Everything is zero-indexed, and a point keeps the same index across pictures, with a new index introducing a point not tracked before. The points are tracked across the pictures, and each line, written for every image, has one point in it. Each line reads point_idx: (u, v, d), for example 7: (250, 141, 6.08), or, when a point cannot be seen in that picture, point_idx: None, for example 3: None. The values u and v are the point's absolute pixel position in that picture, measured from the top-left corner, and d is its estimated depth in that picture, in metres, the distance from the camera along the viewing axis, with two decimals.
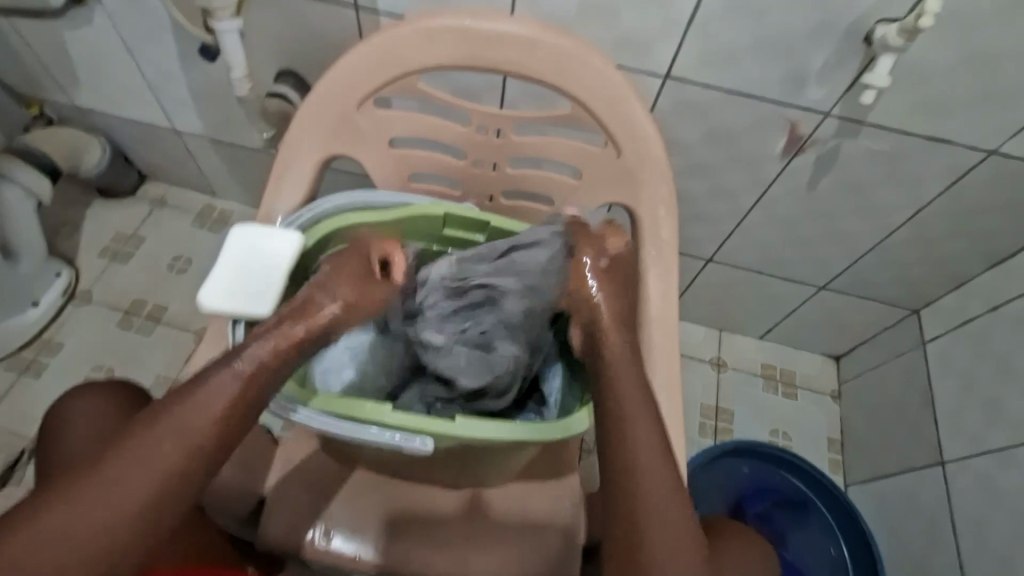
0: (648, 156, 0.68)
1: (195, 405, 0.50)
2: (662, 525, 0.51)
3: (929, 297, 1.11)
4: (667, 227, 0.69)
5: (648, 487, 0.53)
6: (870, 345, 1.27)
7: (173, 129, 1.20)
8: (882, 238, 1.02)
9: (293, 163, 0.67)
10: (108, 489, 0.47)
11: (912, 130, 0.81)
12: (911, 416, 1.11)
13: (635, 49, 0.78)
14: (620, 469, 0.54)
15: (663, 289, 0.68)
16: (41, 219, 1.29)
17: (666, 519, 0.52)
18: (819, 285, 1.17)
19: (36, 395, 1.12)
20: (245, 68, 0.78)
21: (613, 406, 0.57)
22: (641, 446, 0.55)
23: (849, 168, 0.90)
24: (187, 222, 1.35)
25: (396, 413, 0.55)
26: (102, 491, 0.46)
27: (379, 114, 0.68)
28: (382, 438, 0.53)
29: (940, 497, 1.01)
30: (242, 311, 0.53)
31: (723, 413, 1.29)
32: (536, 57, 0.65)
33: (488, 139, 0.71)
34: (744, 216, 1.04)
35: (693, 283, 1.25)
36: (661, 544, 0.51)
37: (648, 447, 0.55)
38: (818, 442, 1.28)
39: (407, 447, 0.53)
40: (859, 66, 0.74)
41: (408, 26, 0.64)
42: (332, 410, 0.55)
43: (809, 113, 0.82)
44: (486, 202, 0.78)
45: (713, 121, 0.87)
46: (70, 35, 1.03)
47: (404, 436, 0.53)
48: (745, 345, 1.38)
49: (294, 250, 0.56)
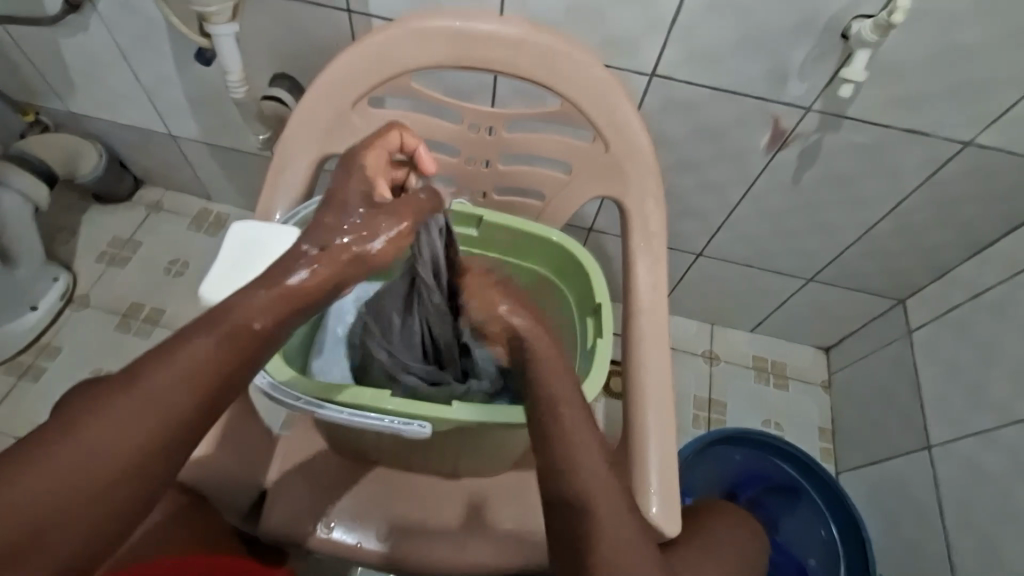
0: (636, 150, 0.70)
1: (184, 357, 0.47)
2: (607, 524, 0.49)
3: (913, 287, 1.14)
4: (654, 219, 0.71)
5: (588, 487, 0.50)
6: (858, 335, 1.29)
7: (169, 133, 1.22)
8: (866, 229, 1.04)
9: (290, 162, 0.69)
10: (91, 452, 0.44)
11: (891, 123, 0.84)
12: (899, 403, 1.13)
13: (622, 48, 0.80)
14: (559, 472, 0.51)
15: (652, 278, 0.70)
16: (38, 225, 1.30)
17: (612, 518, 0.49)
18: (807, 277, 1.19)
19: (35, 398, 1.13)
20: (241, 71, 0.80)
21: (544, 403, 0.53)
22: (576, 443, 0.52)
23: (832, 160, 0.92)
24: (183, 226, 1.36)
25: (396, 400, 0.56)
26: (80, 449, 0.43)
27: (373, 113, 0.70)
28: (382, 423, 0.54)
29: (928, 481, 1.03)
30: None
31: (716, 405, 1.32)
32: (525, 56, 0.67)
33: (480, 137, 0.73)
34: (732, 210, 1.07)
35: (685, 278, 1.28)
36: (604, 536, 0.48)
37: (582, 444, 0.52)
38: (810, 432, 1.30)
39: (404, 431, 0.54)
40: (838, 61, 0.77)
41: (400, 27, 0.65)
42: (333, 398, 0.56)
43: (792, 108, 0.85)
44: (480, 198, 0.80)
45: (699, 117, 0.89)
46: (66, 41, 1.04)
47: (402, 421, 0.54)
48: (736, 338, 1.40)
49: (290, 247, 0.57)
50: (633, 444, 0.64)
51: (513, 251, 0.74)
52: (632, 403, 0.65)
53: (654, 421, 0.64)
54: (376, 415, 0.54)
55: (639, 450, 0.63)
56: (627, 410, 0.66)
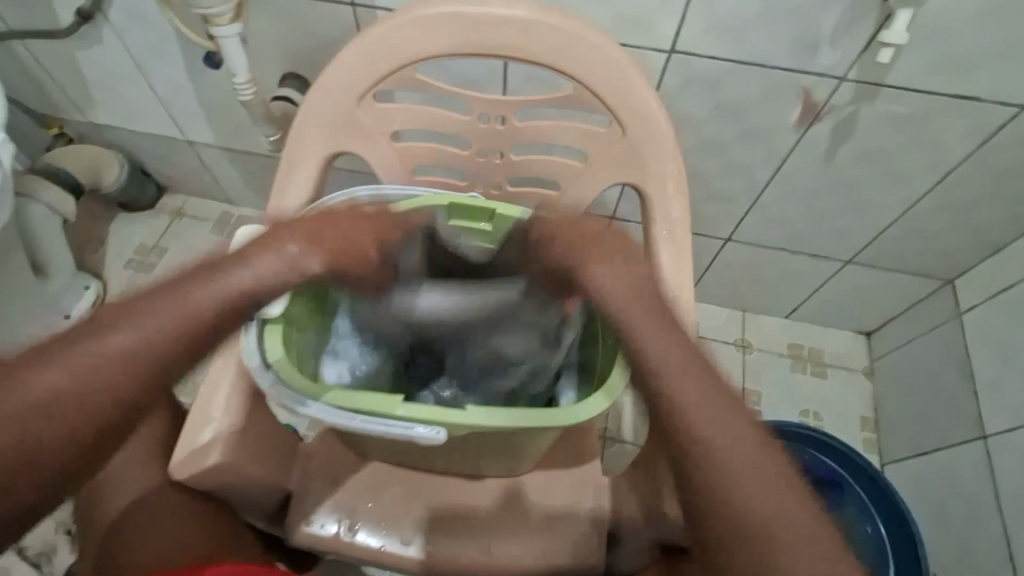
0: (655, 135, 0.66)
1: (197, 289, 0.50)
2: (763, 505, 0.45)
3: (963, 267, 1.07)
4: (678, 206, 0.67)
5: (731, 482, 0.46)
6: (903, 319, 1.22)
7: (186, 140, 1.22)
8: (907, 207, 0.98)
9: (297, 162, 0.67)
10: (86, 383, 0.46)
11: (935, 90, 0.78)
12: (948, 391, 1.06)
13: (637, 25, 0.76)
14: (675, 413, 0.49)
15: (677, 268, 0.66)
16: (68, 236, 1.33)
17: (728, 459, 0.46)
18: (844, 259, 1.13)
19: None
20: (247, 72, 0.78)
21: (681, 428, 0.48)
22: (705, 425, 0.48)
23: (869, 133, 0.86)
24: (207, 231, 1.37)
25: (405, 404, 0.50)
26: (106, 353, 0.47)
27: (382, 108, 0.68)
28: (390, 430, 0.49)
29: (983, 473, 0.96)
30: (252, 312, 0.53)
31: (750, 395, 1.27)
32: (535, 39, 0.63)
33: (491, 127, 0.70)
34: (761, 192, 1.01)
35: (713, 264, 1.22)
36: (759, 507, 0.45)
37: (716, 418, 0.48)
38: (851, 422, 1.24)
39: (416, 437, 0.49)
40: (875, 24, 0.71)
41: (399, 19, 0.63)
42: (324, 399, 0.51)
43: (823, 79, 0.79)
44: (494, 192, 0.76)
45: (722, 94, 0.84)
46: (83, 54, 1.05)
47: (412, 427, 0.49)
48: (769, 325, 1.34)
49: (296, 252, 0.55)
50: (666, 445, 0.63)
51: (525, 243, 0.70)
52: None
53: None
54: (386, 422, 0.49)
55: None
56: (656, 406, 0.64)
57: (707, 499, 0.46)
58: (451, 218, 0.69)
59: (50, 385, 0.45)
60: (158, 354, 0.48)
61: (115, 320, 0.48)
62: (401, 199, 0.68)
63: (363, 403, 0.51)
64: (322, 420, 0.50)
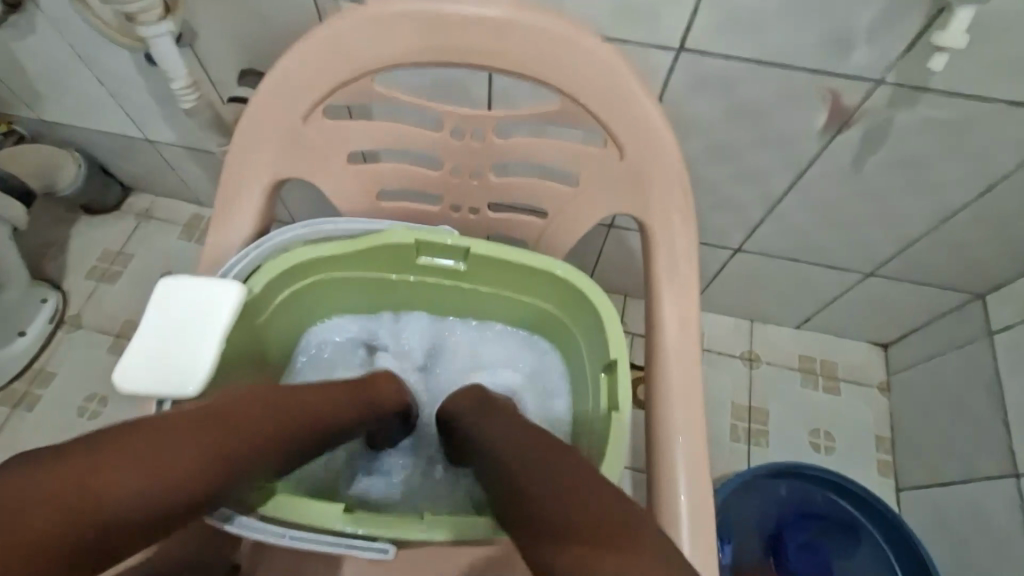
0: (659, 158, 0.56)
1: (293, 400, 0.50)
2: (572, 478, 0.41)
3: (996, 282, 0.97)
4: (683, 240, 0.57)
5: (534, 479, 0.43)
6: (925, 332, 1.13)
7: (146, 138, 1.12)
8: (940, 219, 0.87)
9: (238, 188, 0.57)
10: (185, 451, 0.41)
11: (987, 94, 0.67)
12: (974, 417, 0.98)
13: (641, 20, 0.65)
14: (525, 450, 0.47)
15: (681, 315, 0.57)
16: (26, 241, 1.24)
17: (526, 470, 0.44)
18: (865, 271, 1.03)
19: (31, 429, 1.08)
20: (186, 77, 0.68)
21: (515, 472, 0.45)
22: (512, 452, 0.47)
23: (904, 141, 0.75)
24: (175, 235, 1.28)
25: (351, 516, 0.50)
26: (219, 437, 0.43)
27: (335, 125, 0.57)
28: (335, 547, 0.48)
29: (1013, 512, 0.88)
30: (165, 389, 0.44)
31: (757, 413, 1.18)
32: (516, 43, 0.53)
33: (466, 145, 0.60)
34: (776, 202, 0.91)
35: (720, 274, 1.13)
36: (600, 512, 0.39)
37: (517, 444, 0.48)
38: (865, 442, 1.16)
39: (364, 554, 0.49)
40: (923, 20, 0.60)
41: (352, 19, 0.52)
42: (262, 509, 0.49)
43: (855, 81, 0.68)
44: (471, 217, 0.66)
45: (737, 98, 0.73)
46: (21, 46, 0.94)
47: (361, 544, 0.49)
48: (779, 336, 1.25)
49: (231, 308, 0.47)
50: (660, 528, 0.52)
51: (507, 283, 0.61)
52: (657, 479, 0.53)
53: (688, 494, 0.52)
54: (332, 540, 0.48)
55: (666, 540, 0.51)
56: (651, 482, 0.54)
57: (524, 505, 0.42)
58: (421, 256, 0.59)
59: (183, 448, 0.40)
60: (268, 447, 0.46)
61: (244, 406, 0.46)
62: (361, 234, 0.58)
63: (307, 514, 0.49)
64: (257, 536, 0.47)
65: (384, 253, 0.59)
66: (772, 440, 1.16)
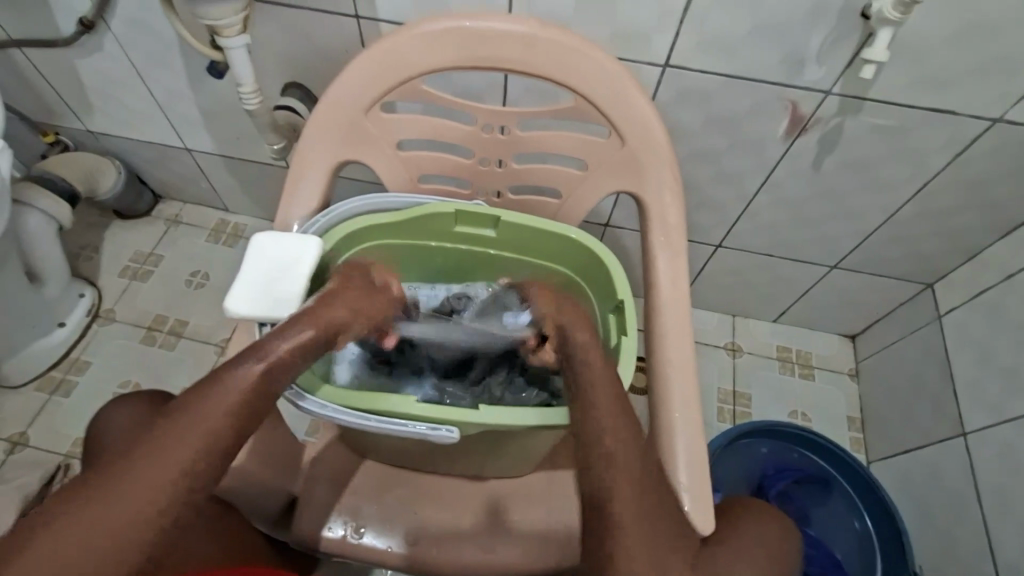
0: (651, 144, 0.68)
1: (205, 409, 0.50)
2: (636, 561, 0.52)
3: (942, 271, 1.11)
4: (674, 213, 0.70)
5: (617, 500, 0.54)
6: (886, 322, 1.26)
7: (185, 147, 1.23)
8: (889, 214, 1.02)
9: (306, 169, 0.68)
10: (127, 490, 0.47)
11: (912, 103, 0.82)
12: (929, 391, 1.10)
13: (634, 41, 0.79)
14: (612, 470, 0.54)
15: (673, 273, 0.69)
16: (63, 243, 1.33)
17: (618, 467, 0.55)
18: (831, 264, 1.17)
19: (68, 413, 1.15)
20: (253, 82, 0.80)
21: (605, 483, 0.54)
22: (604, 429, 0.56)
23: (853, 144, 0.90)
24: (202, 238, 1.37)
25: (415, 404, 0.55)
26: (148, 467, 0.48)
27: (388, 118, 0.70)
28: (408, 429, 0.54)
29: (963, 469, 1.00)
30: (265, 314, 0.55)
31: (740, 397, 1.30)
32: (538, 53, 0.66)
33: (493, 137, 0.72)
34: (750, 200, 1.05)
35: (704, 270, 1.26)
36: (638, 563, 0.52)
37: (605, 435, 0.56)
38: (839, 422, 1.28)
39: (433, 436, 0.54)
40: (858, 42, 0.75)
41: (406, 32, 0.65)
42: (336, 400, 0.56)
43: (809, 93, 0.83)
44: (494, 199, 0.78)
45: (714, 107, 0.88)
46: (83, 63, 1.06)
47: (429, 427, 0.54)
48: (759, 329, 1.38)
49: (312, 256, 0.58)
50: (660, 443, 0.63)
51: (529, 250, 0.73)
52: (657, 404, 0.64)
53: (680, 412, 0.63)
54: (401, 421, 0.54)
55: (666, 452, 0.62)
56: (652, 408, 0.65)
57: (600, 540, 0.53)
58: (458, 226, 0.71)
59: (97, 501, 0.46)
60: (181, 462, 0.48)
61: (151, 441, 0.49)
62: (408, 207, 0.70)
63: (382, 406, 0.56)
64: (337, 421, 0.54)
65: (426, 223, 0.70)
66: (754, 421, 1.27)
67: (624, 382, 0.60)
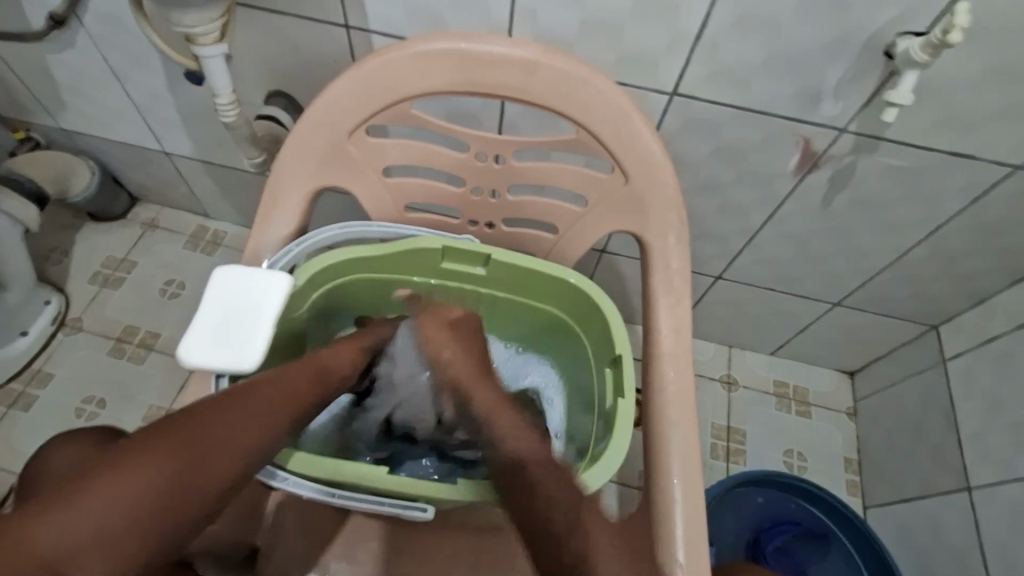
0: (656, 182, 0.64)
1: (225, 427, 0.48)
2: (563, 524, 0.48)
3: (948, 313, 1.07)
4: (677, 257, 0.65)
5: (560, 503, 0.49)
6: (886, 361, 1.22)
7: (162, 150, 1.16)
8: (898, 254, 0.98)
9: (281, 194, 0.62)
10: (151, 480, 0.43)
11: (931, 146, 0.78)
12: (931, 439, 1.06)
13: (641, 67, 0.74)
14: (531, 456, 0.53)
15: (675, 323, 0.64)
16: (31, 245, 1.26)
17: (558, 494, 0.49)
18: (832, 301, 1.13)
19: (25, 429, 1.08)
20: (231, 92, 0.75)
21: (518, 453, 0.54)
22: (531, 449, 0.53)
23: (865, 183, 0.85)
24: (180, 245, 1.31)
25: (388, 476, 0.55)
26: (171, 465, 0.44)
27: (373, 142, 0.64)
28: (380, 505, 0.54)
29: (967, 525, 0.96)
30: (224, 364, 0.49)
31: (735, 433, 1.25)
32: (539, 79, 0.61)
33: (487, 166, 0.67)
34: (754, 233, 1.00)
35: (702, 300, 1.21)
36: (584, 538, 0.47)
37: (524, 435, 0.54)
38: (835, 463, 1.23)
39: (405, 514, 0.54)
40: (879, 79, 0.70)
41: (399, 50, 0.59)
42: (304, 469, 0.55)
43: (823, 129, 0.78)
44: (486, 230, 0.73)
45: (722, 138, 0.83)
46: (55, 59, 1.00)
47: (402, 504, 0.54)
48: (756, 362, 1.33)
49: (279, 295, 0.53)
50: (656, 511, 0.57)
51: (520, 289, 0.69)
52: (653, 464, 0.59)
53: (679, 479, 0.58)
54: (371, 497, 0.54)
55: (662, 520, 0.56)
56: (648, 469, 0.60)
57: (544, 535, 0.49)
58: (445, 261, 0.67)
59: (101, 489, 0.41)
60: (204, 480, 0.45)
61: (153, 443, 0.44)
62: (391, 239, 0.65)
63: (352, 477, 0.55)
64: (298, 493, 0.53)
65: (412, 256, 0.66)
66: (748, 460, 1.23)
67: (618, 450, 0.55)
